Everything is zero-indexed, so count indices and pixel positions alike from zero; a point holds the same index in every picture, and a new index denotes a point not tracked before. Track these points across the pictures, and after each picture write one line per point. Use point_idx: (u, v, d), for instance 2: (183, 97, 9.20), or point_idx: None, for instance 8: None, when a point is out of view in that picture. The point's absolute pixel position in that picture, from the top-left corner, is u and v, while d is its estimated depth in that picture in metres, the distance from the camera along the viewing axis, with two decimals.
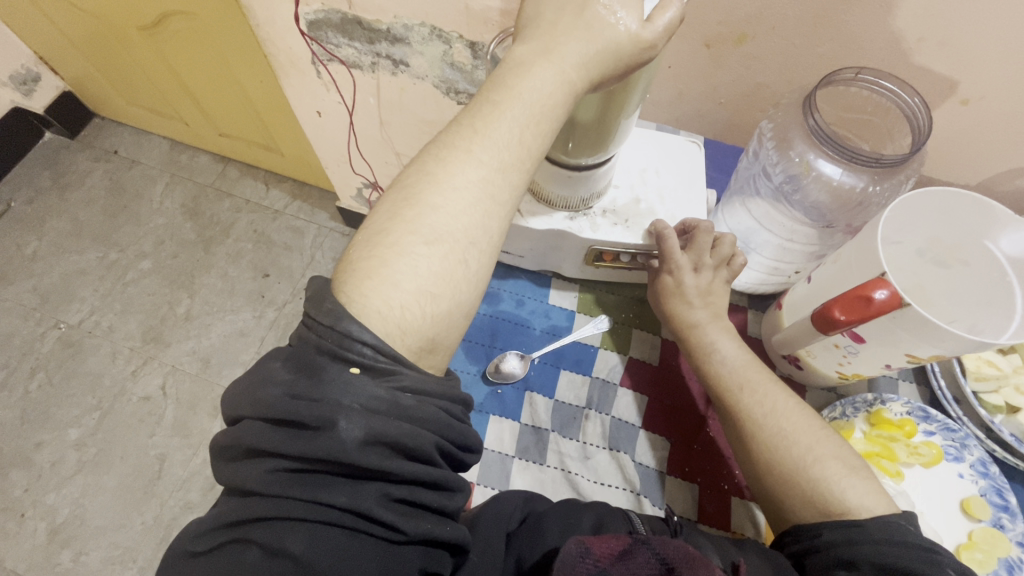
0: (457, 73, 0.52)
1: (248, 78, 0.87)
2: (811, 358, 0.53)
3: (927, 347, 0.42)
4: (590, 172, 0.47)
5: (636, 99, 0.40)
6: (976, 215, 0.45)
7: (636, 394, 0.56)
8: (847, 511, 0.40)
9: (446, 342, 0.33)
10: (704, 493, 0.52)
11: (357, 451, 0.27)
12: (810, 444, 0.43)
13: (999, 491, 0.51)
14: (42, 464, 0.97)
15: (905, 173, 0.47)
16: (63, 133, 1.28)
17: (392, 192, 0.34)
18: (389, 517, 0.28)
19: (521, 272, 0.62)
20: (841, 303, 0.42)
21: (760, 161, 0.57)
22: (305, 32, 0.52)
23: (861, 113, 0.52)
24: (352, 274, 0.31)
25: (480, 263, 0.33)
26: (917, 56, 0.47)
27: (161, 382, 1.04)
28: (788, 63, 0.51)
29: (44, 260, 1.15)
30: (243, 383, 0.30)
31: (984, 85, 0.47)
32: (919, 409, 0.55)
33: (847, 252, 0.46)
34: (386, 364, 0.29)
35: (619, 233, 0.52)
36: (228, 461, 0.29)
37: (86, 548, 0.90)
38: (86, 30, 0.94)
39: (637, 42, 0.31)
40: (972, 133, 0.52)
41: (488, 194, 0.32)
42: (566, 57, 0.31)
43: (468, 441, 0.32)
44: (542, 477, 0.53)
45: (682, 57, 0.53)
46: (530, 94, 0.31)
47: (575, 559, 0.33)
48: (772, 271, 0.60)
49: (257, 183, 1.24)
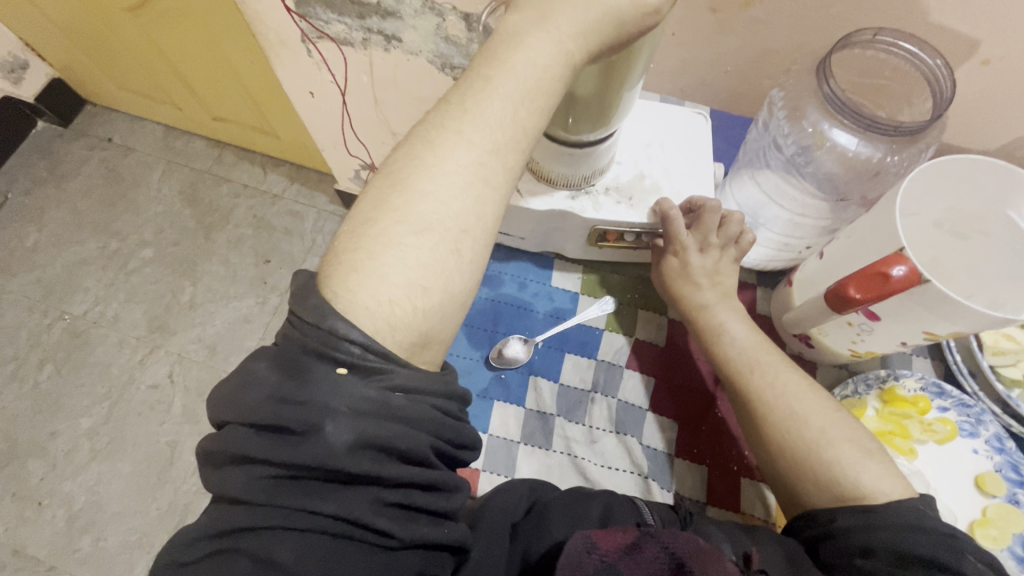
0: (452, 47, 0.49)
1: (238, 58, 0.84)
2: (823, 337, 0.51)
3: (945, 324, 0.41)
4: (591, 149, 0.45)
5: (639, 69, 0.37)
6: (998, 182, 0.43)
7: (643, 376, 0.55)
8: (863, 495, 0.39)
9: (441, 336, 0.31)
10: (713, 475, 0.51)
11: (346, 455, 0.27)
12: (823, 427, 0.42)
13: (1015, 466, 0.50)
14: (56, 454, 0.98)
15: (925, 141, 0.45)
16: (57, 121, 1.25)
17: (378, 179, 0.32)
18: (382, 522, 0.28)
19: (522, 254, 0.61)
20: (857, 281, 0.41)
21: (770, 132, 0.54)
22: (292, 8, 0.49)
23: (877, 78, 0.49)
24: (338, 269, 0.30)
25: (474, 251, 0.31)
26: (939, 15, 0.44)
27: (169, 370, 1.04)
28: (800, 25, 0.48)
29: (45, 251, 1.14)
30: (229, 386, 0.29)
31: (1011, 43, 0.44)
32: (933, 385, 0.53)
33: (862, 226, 0.44)
34: (375, 363, 0.28)
35: (624, 211, 0.50)
36: (216, 468, 0.29)
37: (104, 534, 0.92)
38: (71, 13, 0.91)
39: (638, 7, 0.29)
40: (995, 95, 0.49)
41: (480, 178, 0.31)
42: (560, 28, 0.29)
43: (464, 439, 0.31)
44: (548, 462, 0.52)
45: (687, 23, 0.50)
46: (522, 69, 0.30)
47: (581, 554, 0.32)
48: (783, 247, 0.58)
49: (255, 168, 1.22)
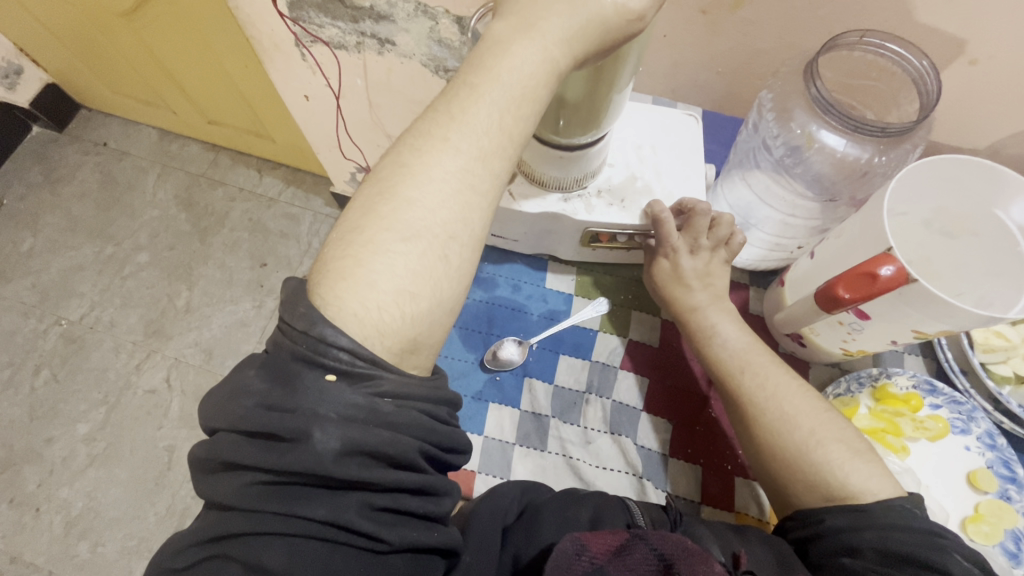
0: (445, 49, 0.49)
1: (232, 62, 0.84)
2: (815, 336, 0.52)
3: (933, 323, 0.41)
4: (582, 152, 0.45)
5: (627, 72, 0.37)
6: (985, 182, 0.43)
7: (637, 376, 0.55)
8: (851, 496, 0.39)
9: (430, 341, 0.32)
10: (707, 475, 0.51)
11: (333, 462, 0.27)
12: (813, 427, 0.42)
13: (1007, 463, 0.50)
14: (54, 459, 0.98)
15: (912, 142, 0.45)
16: (51, 127, 1.25)
17: (366, 186, 0.33)
18: (371, 527, 0.28)
19: (516, 257, 0.61)
20: (846, 281, 0.41)
21: (760, 133, 0.55)
22: (285, 13, 0.50)
23: (865, 79, 0.49)
24: (327, 276, 0.30)
25: (462, 257, 0.32)
26: (926, 15, 0.44)
27: (166, 374, 1.04)
28: (788, 26, 0.48)
29: (41, 257, 1.14)
30: (219, 393, 0.30)
31: (997, 43, 0.44)
32: (925, 383, 0.54)
33: (851, 227, 0.44)
34: (363, 369, 0.28)
35: (616, 213, 0.50)
36: (206, 474, 0.29)
37: (103, 539, 0.92)
38: (64, 19, 0.91)
39: (623, 13, 0.29)
40: (982, 94, 0.49)
41: (468, 184, 0.31)
42: (546, 34, 0.30)
43: (454, 444, 0.32)
44: (543, 464, 0.52)
45: (677, 25, 0.51)
46: (508, 76, 0.30)
47: (571, 558, 0.33)
48: (774, 247, 0.58)
49: (250, 171, 1.22)
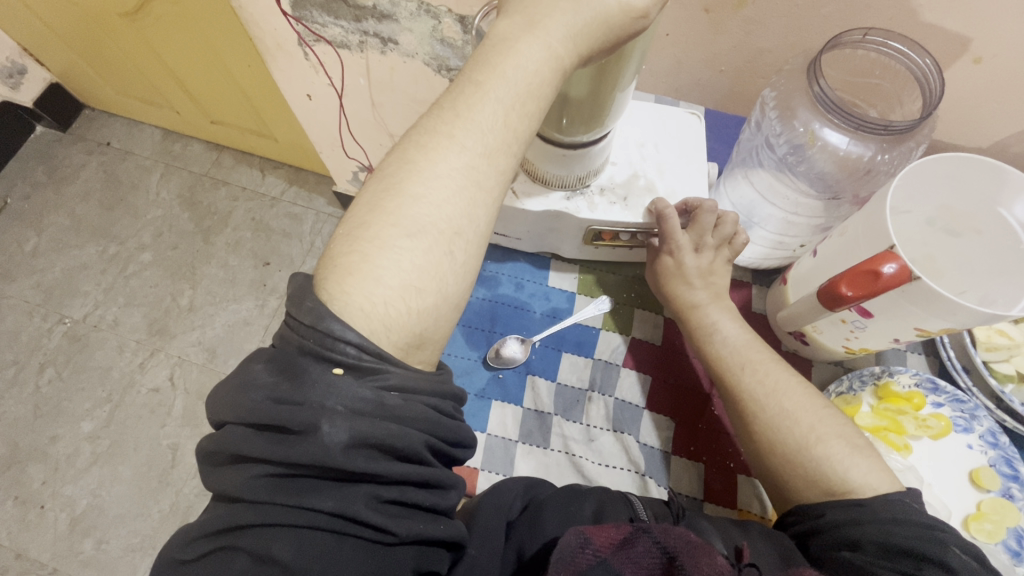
0: (447, 49, 0.49)
1: (235, 61, 0.84)
2: (817, 334, 0.52)
3: (937, 321, 0.41)
4: (584, 151, 0.45)
5: (631, 69, 0.37)
6: (987, 180, 0.43)
7: (639, 375, 0.55)
8: (850, 491, 0.39)
9: (435, 336, 0.33)
10: (710, 472, 0.51)
11: (342, 454, 0.27)
12: (813, 423, 0.43)
13: (1009, 461, 0.50)
14: (58, 457, 0.98)
15: (916, 140, 0.45)
16: (54, 126, 1.26)
17: (371, 182, 0.33)
18: (379, 519, 0.28)
19: (519, 255, 0.61)
20: (848, 279, 0.41)
21: (763, 132, 0.55)
22: (289, 12, 0.50)
23: (869, 78, 0.50)
24: (333, 272, 0.31)
25: (468, 253, 0.32)
26: (929, 14, 0.44)
27: (169, 373, 1.04)
28: (793, 25, 0.48)
29: (45, 255, 1.14)
30: (227, 387, 0.30)
31: (998, 42, 0.44)
32: (928, 381, 0.53)
33: (854, 225, 0.44)
34: (371, 363, 0.29)
35: (619, 211, 0.51)
36: (215, 467, 0.30)
37: (107, 537, 0.92)
38: (69, 19, 0.92)
39: (627, 11, 0.29)
40: (984, 92, 0.49)
41: (473, 181, 0.32)
42: (551, 31, 0.30)
43: (459, 438, 0.32)
44: (546, 462, 0.52)
45: (681, 23, 0.50)
46: (514, 72, 0.30)
47: (574, 550, 0.34)
48: (777, 246, 0.59)
49: (253, 171, 1.22)
